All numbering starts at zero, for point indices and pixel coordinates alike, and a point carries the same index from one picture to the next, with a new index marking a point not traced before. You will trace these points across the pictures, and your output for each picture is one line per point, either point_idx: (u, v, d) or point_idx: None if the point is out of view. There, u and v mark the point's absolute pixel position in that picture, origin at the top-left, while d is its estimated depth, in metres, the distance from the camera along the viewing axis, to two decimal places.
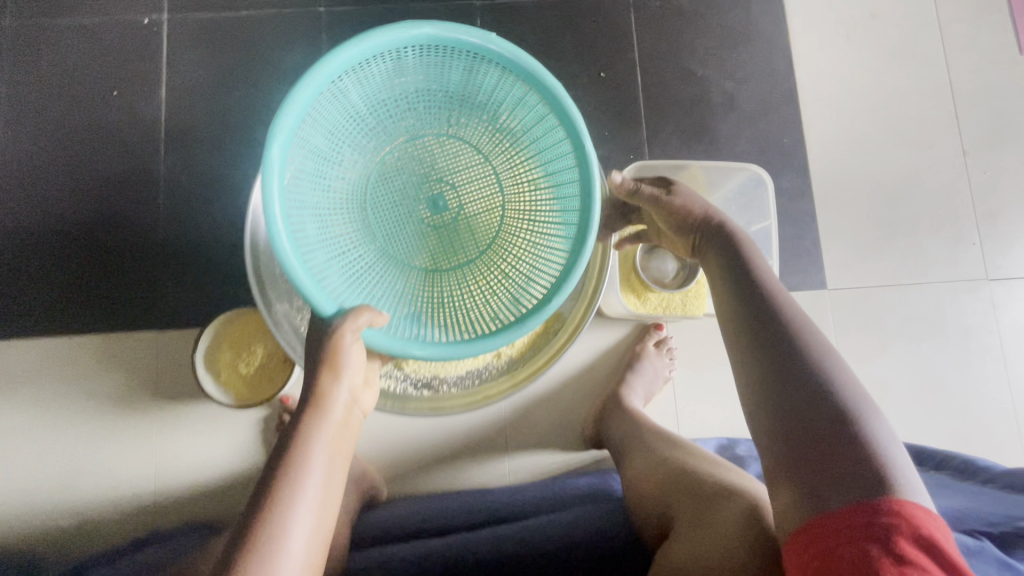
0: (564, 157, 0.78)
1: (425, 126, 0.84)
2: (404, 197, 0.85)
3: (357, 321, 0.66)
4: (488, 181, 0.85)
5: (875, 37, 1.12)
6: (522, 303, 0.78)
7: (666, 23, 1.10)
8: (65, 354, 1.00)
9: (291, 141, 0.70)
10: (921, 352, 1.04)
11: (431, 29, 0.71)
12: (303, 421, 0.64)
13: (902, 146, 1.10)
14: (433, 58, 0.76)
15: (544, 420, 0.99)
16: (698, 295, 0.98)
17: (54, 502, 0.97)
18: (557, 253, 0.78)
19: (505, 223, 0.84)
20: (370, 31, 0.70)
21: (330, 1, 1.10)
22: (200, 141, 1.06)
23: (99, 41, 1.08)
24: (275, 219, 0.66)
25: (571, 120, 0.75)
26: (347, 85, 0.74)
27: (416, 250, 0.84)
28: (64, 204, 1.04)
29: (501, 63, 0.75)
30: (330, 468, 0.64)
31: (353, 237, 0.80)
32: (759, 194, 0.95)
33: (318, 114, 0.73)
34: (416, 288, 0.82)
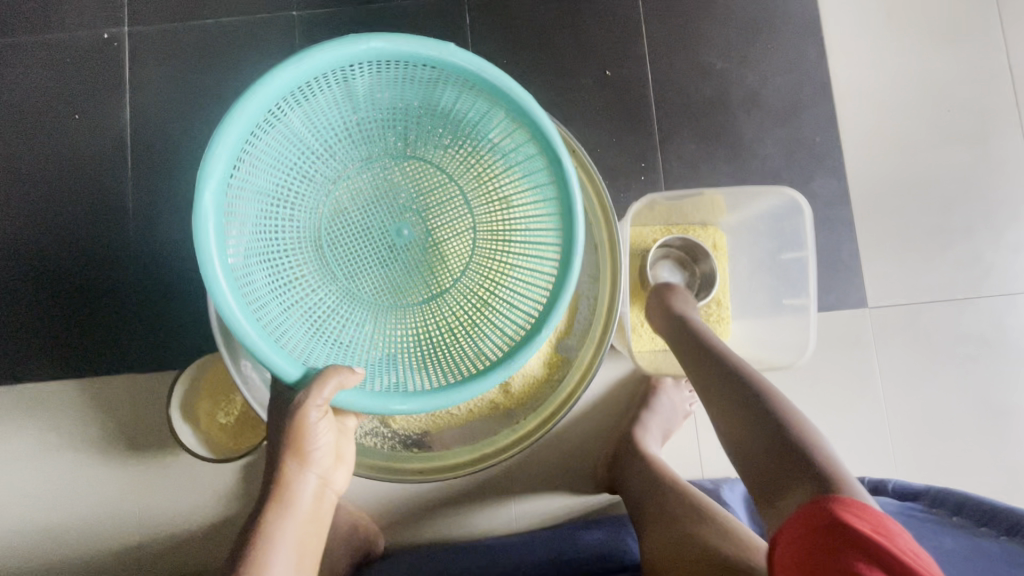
0: (541, 172, 0.68)
1: (383, 146, 0.74)
2: (366, 230, 0.73)
3: (319, 394, 0.57)
4: (457, 203, 0.74)
5: (920, 16, 0.98)
6: (507, 340, 0.68)
7: (679, 11, 0.98)
8: (37, 401, 0.94)
9: (227, 186, 0.61)
10: (976, 377, 0.92)
11: (381, 44, 0.62)
12: (264, 517, 0.57)
13: (952, 141, 0.96)
14: (384, 73, 0.66)
15: (551, 464, 0.89)
16: (719, 322, 0.87)
17: (36, 556, 0.92)
18: (542, 280, 0.68)
19: (481, 251, 0.73)
20: (307, 52, 0.61)
21: (303, 5, 1.00)
22: (169, 165, 0.98)
23: (57, 60, 1.00)
24: (213, 274, 0.58)
25: (544, 133, 0.65)
26: (286, 113, 0.65)
27: (384, 288, 0.73)
28: (28, 240, 0.97)
29: (461, 75, 0.65)
30: (296, 567, 0.57)
31: (309, 278, 0.70)
32: (794, 221, 0.83)
33: (256, 150, 0.64)
34: (386, 332, 0.71)
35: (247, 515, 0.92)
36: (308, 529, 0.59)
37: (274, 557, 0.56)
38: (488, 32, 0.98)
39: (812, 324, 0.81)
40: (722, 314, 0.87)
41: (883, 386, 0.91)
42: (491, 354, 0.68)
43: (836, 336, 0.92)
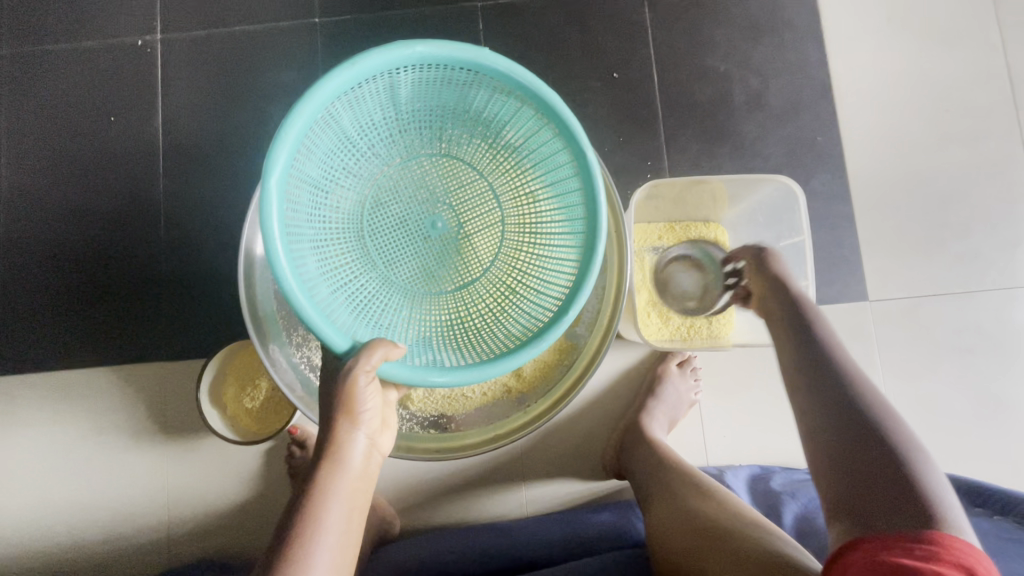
0: (564, 166, 0.72)
1: (418, 146, 0.79)
2: (403, 222, 0.79)
3: (370, 358, 0.62)
4: (486, 199, 0.79)
5: (919, 19, 1.01)
6: (535, 319, 0.72)
7: (684, 16, 1.02)
8: (74, 388, 0.99)
9: (289, 176, 0.66)
10: (977, 368, 0.94)
11: (425, 49, 0.66)
12: (319, 474, 0.60)
13: (951, 139, 0.99)
14: (427, 77, 0.71)
15: (561, 449, 0.93)
16: (724, 313, 0.90)
17: (70, 536, 0.97)
18: (566, 264, 0.72)
19: (509, 243, 0.78)
20: (362, 55, 0.64)
21: (325, 12, 1.05)
22: (198, 165, 1.03)
23: (94, 65, 1.06)
24: (277, 257, 0.62)
25: (570, 130, 0.69)
26: (339, 111, 0.69)
27: (419, 275, 0.78)
28: (66, 235, 1.03)
29: (494, 79, 0.70)
30: (348, 523, 0.60)
31: (353, 265, 0.75)
32: (789, 207, 0.87)
33: (313, 145, 0.69)
34: (421, 315, 0.76)
35: (270, 497, 0.97)
36: (357, 487, 0.62)
37: (328, 510, 0.59)
38: (500, 37, 1.02)
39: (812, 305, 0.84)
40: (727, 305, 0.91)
41: (885, 377, 0.94)
42: (519, 335, 0.72)
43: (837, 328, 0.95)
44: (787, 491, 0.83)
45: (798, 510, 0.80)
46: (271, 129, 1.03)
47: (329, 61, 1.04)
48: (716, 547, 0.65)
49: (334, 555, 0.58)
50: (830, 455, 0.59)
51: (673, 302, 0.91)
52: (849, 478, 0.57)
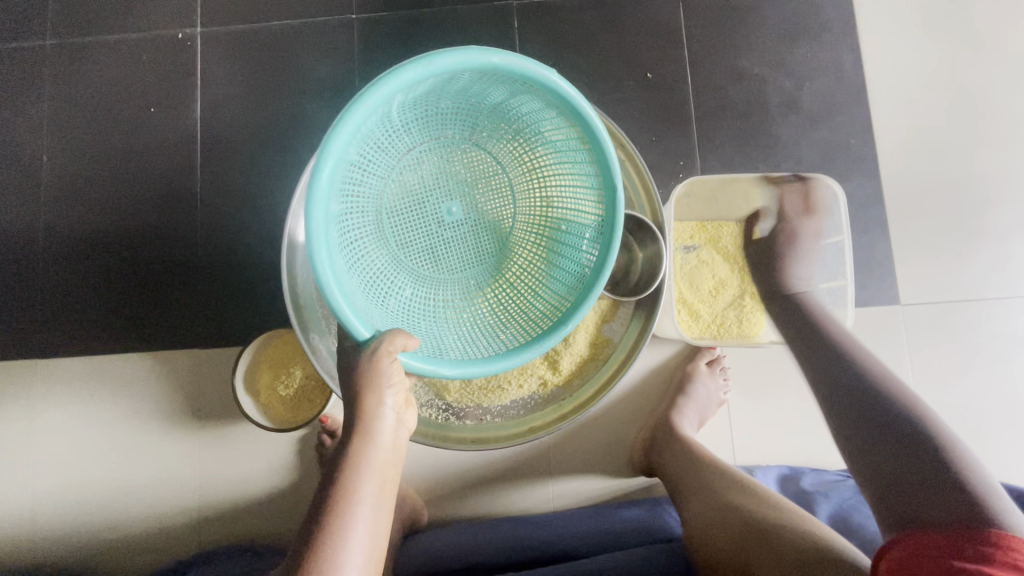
0: (589, 186, 0.74)
1: (449, 132, 0.79)
2: (422, 204, 0.80)
3: (392, 345, 0.64)
4: (505, 196, 0.81)
5: (956, 25, 1.01)
6: (534, 318, 0.76)
7: (719, 18, 1.03)
8: (113, 373, 1.01)
9: (336, 159, 0.66)
10: (1009, 374, 0.94)
11: (501, 60, 0.66)
12: (350, 447, 0.61)
13: (987, 145, 0.99)
14: (484, 80, 0.71)
15: (591, 445, 0.93)
16: (754, 312, 0.91)
17: (103, 516, 0.98)
18: (571, 271, 0.75)
19: (519, 238, 0.81)
20: (437, 55, 0.65)
21: (363, 9, 1.07)
22: (235, 157, 1.05)
23: (136, 58, 1.08)
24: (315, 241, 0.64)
25: (606, 159, 0.70)
26: (395, 100, 0.70)
27: (427, 259, 0.80)
28: (106, 222, 1.05)
29: (545, 96, 0.70)
30: (380, 495, 0.61)
31: (369, 240, 0.76)
32: (830, 210, 0.93)
33: (361, 128, 0.69)
34: (425, 299, 0.78)
35: (301, 485, 0.98)
36: (388, 460, 0.63)
37: (361, 483, 0.60)
38: (535, 37, 1.03)
39: (848, 305, 0.90)
40: (757, 303, 0.92)
41: (916, 382, 0.94)
42: (516, 332, 0.76)
43: (866, 329, 0.95)
44: (818, 491, 0.83)
45: (831, 509, 0.79)
46: (307, 124, 1.05)
47: (366, 57, 1.06)
48: (760, 547, 0.64)
49: (370, 525, 0.59)
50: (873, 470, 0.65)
51: (704, 300, 0.92)
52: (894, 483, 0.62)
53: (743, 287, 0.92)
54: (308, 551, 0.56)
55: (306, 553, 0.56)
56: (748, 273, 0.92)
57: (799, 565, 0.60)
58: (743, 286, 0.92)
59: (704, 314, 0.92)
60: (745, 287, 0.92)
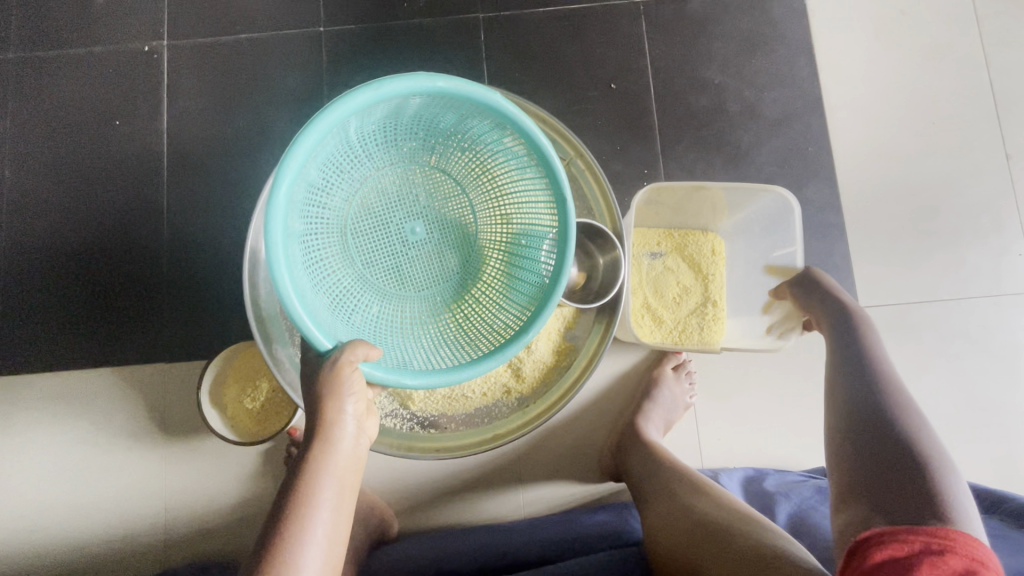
0: (543, 201, 0.75)
1: (409, 155, 0.80)
2: (385, 224, 0.81)
3: (353, 355, 0.63)
4: (466, 214, 0.82)
5: (906, 36, 1.05)
6: (498, 330, 0.77)
7: (680, 30, 1.05)
8: (75, 388, 0.99)
9: (294, 180, 0.67)
10: (963, 372, 0.97)
11: (446, 84, 0.68)
12: (310, 453, 0.61)
13: (938, 151, 1.02)
14: (437, 103, 0.72)
15: (559, 452, 0.94)
16: (716, 320, 0.92)
17: (65, 535, 0.96)
18: (531, 284, 0.76)
19: (482, 254, 0.82)
20: (385, 80, 0.67)
21: (330, 22, 1.08)
22: (203, 169, 1.05)
23: (101, 70, 1.08)
24: (276, 259, 0.64)
25: (556, 174, 0.71)
26: (349, 123, 0.71)
27: (393, 276, 0.80)
28: (69, 236, 1.04)
29: (495, 116, 0.72)
30: (340, 500, 0.61)
31: (334, 259, 0.77)
32: (784, 219, 0.91)
33: (318, 150, 0.70)
34: (391, 316, 0.79)
35: (269, 498, 0.97)
36: (349, 466, 0.63)
37: (321, 488, 0.60)
38: (501, 49, 1.05)
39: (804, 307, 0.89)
40: (719, 312, 0.92)
41: None
42: (481, 344, 0.76)
43: None
44: (780, 491, 0.84)
45: (791, 508, 0.80)
46: (275, 135, 1.05)
47: (334, 70, 1.06)
48: (713, 546, 0.66)
49: (327, 531, 0.59)
50: (856, 459, 0.64)
51: (667, 306, 0.93)
52: (875, 480, 0.61)
53: (706, 295, 0.93)
54: (264, 556, 0.56)
55: (262, 558, 0.56)
56: (711, 281, 0.93)
57: (749, 561, 0.61)
58: (706, 294, 0.93)
59: (665, 319, 0.92)
60: (709, 295, 0.93)
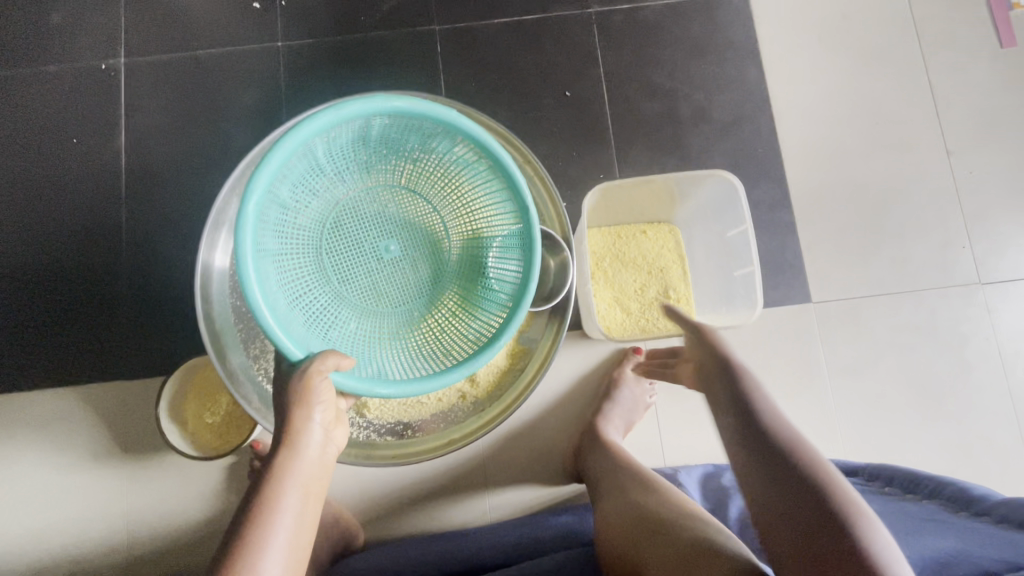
0: (508, 212, 0.76)
1: (379, 176, 0.81)
2: (358, 243, 0.81)
3: (324, 364, 0.63)
4: (438, 230, 0.83)
5: (848, 39, 1.09)
6: (471, 340, 0.77)
7: (631, 37, 1.08)
8: (32, 408, 0.98)
9: (263, 199, 0.68)
10: (914, 364, 0.99)
11: (405, 104, 0.70)
12: (276, 461, 0.60)
13: (882, 149, 1.06)
14: (400, 123, 0.74)
15: (523, 455, 0.95)
16: (681, 307, 0.94)
17: (23, 558, 0.95)
18: (502, 293, 0.76)
19: (456, 269, 0.82)
20: (347, 101, 0.69)
21: (288, 37, 1.09)
22: (162, 185, 1.05)
23: (55, 89, 1.08)
24: (246, 273, 0.65)
25: (516, 185, 0.73)
26: (315, 145, 0.72)
27: (368, 293, 0.80)
28: (25, 254, 1.03)
29: (456, 133, 0.74)
30: (303, 508, 0.60)
31: (308, 278, 0.77)
32: (730, 200, 0.90)
33: (286, 170, 0.71)
34: (368, 332, 0.78)
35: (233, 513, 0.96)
36: (315, 474, 0.62)
37: (285, 496, 0.59)
38: (457, 61, 1.07)
39: (756, 291, 0.86)
40: (683, 296, 0.95)
41: (829, 377, 0.99)
42: (456, 355, 0.77)
43: (785, 330, 0.99)
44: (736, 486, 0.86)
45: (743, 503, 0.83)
46: (234, 150, 1.06)
47: (293, 85, 1.07)
48: (654, 538, 0.67)
49: (289, 537, 0.58)
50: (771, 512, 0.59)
51: (633, 298, 0.95)
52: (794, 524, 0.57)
53: (665, 284, 0.95)
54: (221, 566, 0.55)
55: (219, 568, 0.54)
56: (668, 267, 0.96)
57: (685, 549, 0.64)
58: (666, 283, 0.96)
59: (632, 310, 0.95)
60: (669, 284, 0.95)
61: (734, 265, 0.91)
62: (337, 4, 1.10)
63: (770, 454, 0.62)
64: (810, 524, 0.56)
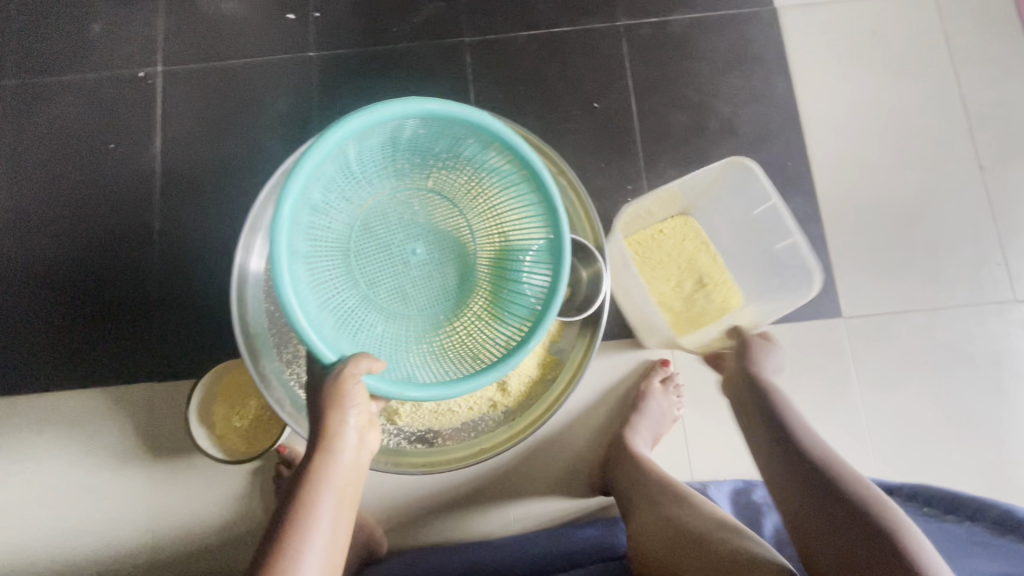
0: (537, 215, 0.76)
1: (407, 180, 0.82)
2: (386, 246, 0.82)
3: (357, 367, 0.62)
4: (465, 235, 0.83)
5: (877, 54, 1.08)
6: (499, 344, 0.77)
7: (660, 50, 1.08)
8: (63, 408, 0.99)
9: (298, 202, 0.69)
10: (948, 382, 0.98)
11: (438, 107, 0.70)
12: (313, 463, 0.60)
13: (913, 164, 1.05)
14: (431, 127, 0.75)
15: (549, 466, 0.94)
16: (722, 292, 0.94)
17: (50, 558, 0.95)
18: (530, 297, 0.76)
19: (482, 273, 0.83)
20: (381, 104, 0.69)
21: (321, 48, 1.11)
22: (195, 191, 1.06)
23: (94, 95, 1.10)
24: (281, 275, 0.66)
25: (546, 189, 0.73)
26: (348, 148, 0.73)
27: (396, 296, 0.81)
28: (61, 256, 1.05)
29: (487, 137, 0.74)
30: (339, 510, 0.60)
31: (338, 280, 0.78)
32: (749, 181, 0.89)
33: (320, 174, 0.72)
34: (395, 335, 0.79)
35: (258, 518, 0.96)
36: (350, 477, 0.62)
37: (322, 498, 0.59)
38: (487, 71, 1.08)
39: (807, 257, 0.82)
40: (718, 280, 0.94)
41: (860, 392, 0.97)
42: (484, 360, 0.76)
43: (815, 344, 0.98)
44: (767, 502, 0.85)
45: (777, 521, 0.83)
46: (266, 158, 1.07)
47: (325, 94, 1.09)
48: (692, 554, 0.66)
49: (326, 540, 0.58)
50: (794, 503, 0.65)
51: (673, 297, 0.95)
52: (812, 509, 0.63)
53: (699, 273, 0.95)
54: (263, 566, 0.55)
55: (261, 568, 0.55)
56: (696, 258, 0.95)
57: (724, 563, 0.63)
58: (699, 272, 0.95)
59: (677, 309, 0.94)
60: (702, 273, 0.95)
61: (769, 241, 0.90)
62: (370, 15, 1.12)
63: (797, 461, 0.67)
64: (826, 504, 0.62)
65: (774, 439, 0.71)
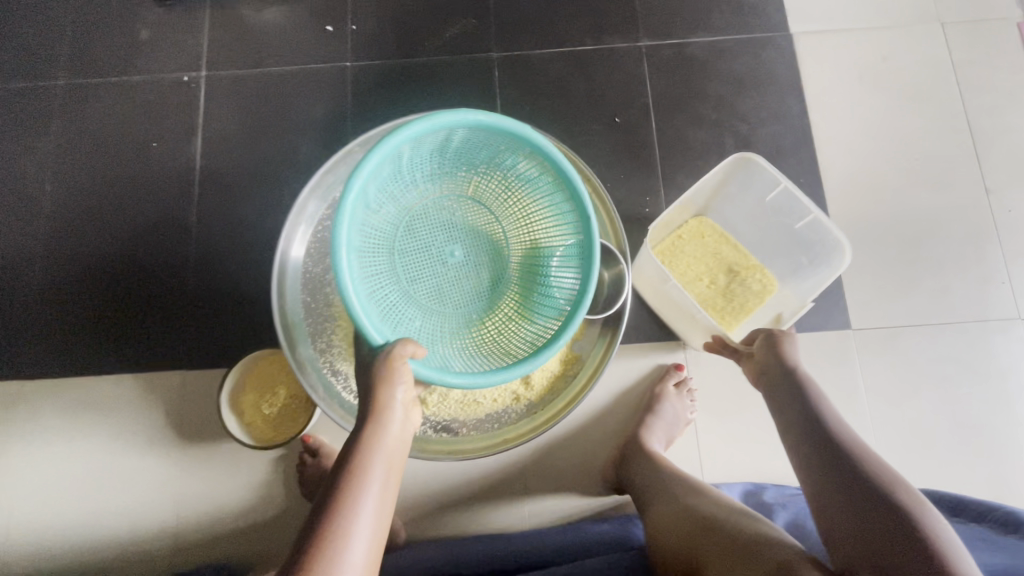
0: (571, 224, 0.79)
1: (450, 185, 0.87)
2: (427, 246, 0.86)
3: (404, 349, 0.67)
4: (500, 240, 0.88)
5: (887, 79, 1.14)
6: (528, 343, 0.80)
7: (679, 69, 1.14)
8: (97, 391, 1.03)
9: (356, 199, 0.73)
10: (955, 395, 1.00)
11: (488, 118, 0.75)
12: (363, 435, 0.63)
13: (921, 184, 1.09)
14: (479, 136, 0.79)
15: (565, 463, 0.97)
16: (752, 274, 1.00)
17: (76, 536, 0.98)
18: (560, 300, 0.80)
19: (514, 275, 0.87)
20: (438, 113, 0.74)
21: (357, 58, 1.17)
22: (232, 189, 1.12)
23: (141, 97, 1.16)
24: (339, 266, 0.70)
25: (582, 200, 0.76)
26: (402, 152, 0.77)
27: (433, 293, 0.85)
28: (102, 246, 1.10)
29: (531, 148, 0.78)
30: (387, 480, 0.63)
31: (381, 276, 0.82)
32: (756, 173, 0.95)
33: (376, 174, 0.76)
34: (431, 330, 0.82)
35: (280, 505, 1.00)
36: (396, 450, 0.65)
37: (372, 467, 0.62)
38: (513, 85, 1.14)
39: (833, 227, 0.90)
40: (747, 266, 1.00)
41: (869, 402, 1.00)
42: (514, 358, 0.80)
43: (825, 354, 1.01)
44: (779, 502, 0.88)
45: (790, 517, 0.84)
46: (301, 160, 1.13)
47: (359, 102, 1.15)
48: (705, 543, 0.68)
49: (375, 508, 0.61)
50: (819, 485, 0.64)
51: (710, 292, 1.00)
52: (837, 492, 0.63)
53: (727, 264, 1.01)
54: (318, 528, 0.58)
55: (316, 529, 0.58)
56: (721, 250, 1.01)
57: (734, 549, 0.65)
58: (727, 263, 1.01)
59: (717, 303, 0.99)
60: (729, 263, 1.01)
61: (788, 221, 0.96)
62: (405, 30, 1.18)
63: (824, 447, 0.68)
64: (850, 487, 0.62)
65: (801, 424, 0.72)
